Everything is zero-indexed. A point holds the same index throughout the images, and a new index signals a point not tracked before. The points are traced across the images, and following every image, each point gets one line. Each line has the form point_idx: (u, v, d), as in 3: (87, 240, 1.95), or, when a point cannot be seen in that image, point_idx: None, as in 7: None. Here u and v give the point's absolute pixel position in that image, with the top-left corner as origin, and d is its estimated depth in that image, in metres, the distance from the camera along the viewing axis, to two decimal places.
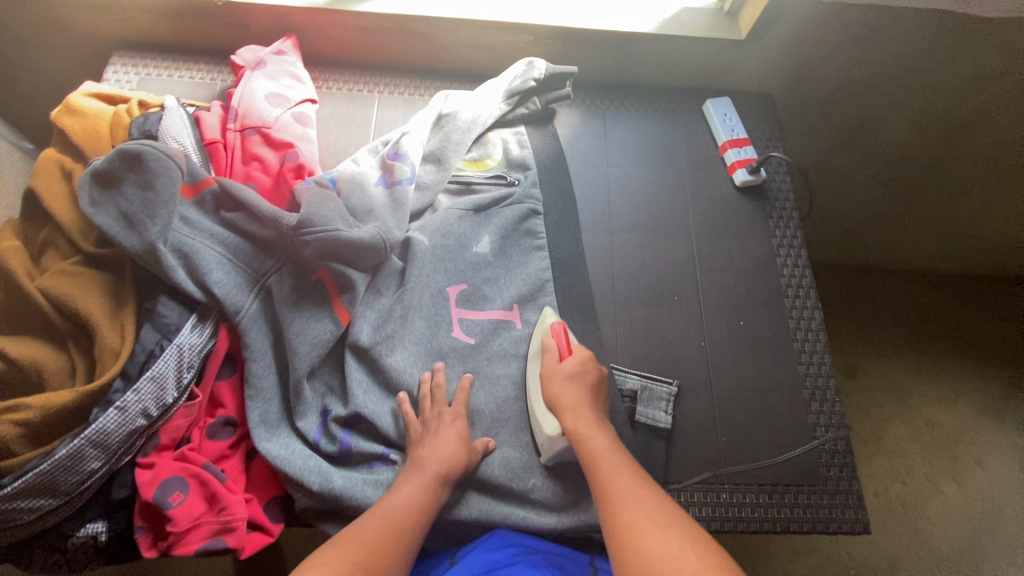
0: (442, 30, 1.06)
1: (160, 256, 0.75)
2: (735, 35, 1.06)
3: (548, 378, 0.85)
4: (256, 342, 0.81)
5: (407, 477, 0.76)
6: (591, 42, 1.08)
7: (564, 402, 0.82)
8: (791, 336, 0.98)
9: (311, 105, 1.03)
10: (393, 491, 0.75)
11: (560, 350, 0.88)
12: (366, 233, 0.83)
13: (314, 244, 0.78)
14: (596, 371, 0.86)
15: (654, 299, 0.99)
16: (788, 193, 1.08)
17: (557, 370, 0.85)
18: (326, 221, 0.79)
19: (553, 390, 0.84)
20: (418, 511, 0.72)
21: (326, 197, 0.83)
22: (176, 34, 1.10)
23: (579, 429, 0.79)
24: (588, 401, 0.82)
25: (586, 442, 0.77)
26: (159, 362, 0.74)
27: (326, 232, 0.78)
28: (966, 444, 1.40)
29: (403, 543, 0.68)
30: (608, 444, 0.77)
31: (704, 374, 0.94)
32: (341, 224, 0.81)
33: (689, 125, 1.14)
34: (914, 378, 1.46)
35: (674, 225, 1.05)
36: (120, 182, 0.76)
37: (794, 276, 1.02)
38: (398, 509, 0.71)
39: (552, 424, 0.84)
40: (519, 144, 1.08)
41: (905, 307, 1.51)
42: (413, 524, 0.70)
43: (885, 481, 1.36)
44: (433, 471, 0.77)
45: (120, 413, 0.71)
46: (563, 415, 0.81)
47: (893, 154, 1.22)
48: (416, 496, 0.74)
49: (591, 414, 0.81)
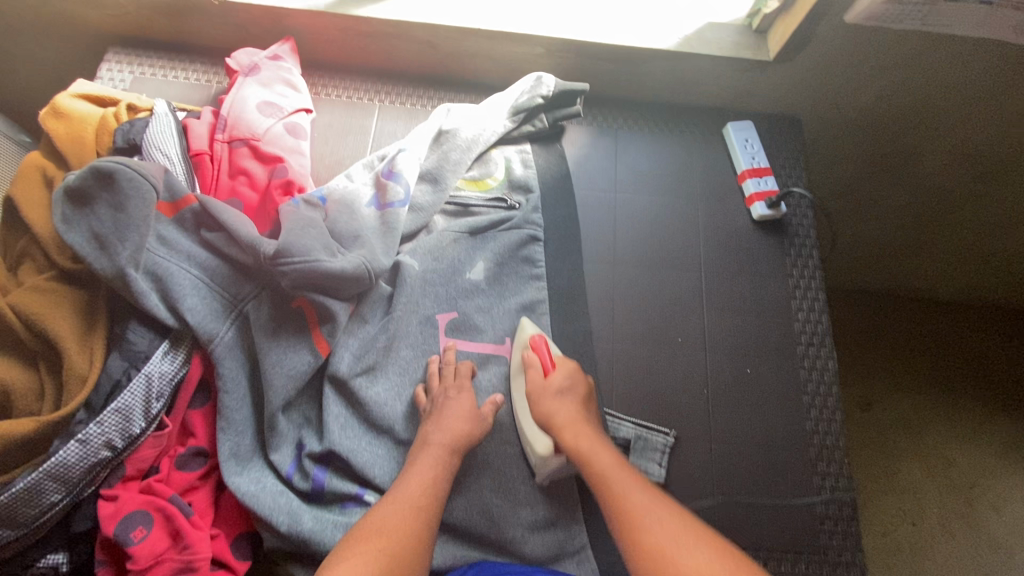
0: (447, 39, 0.99)
1: (130, 282, 0.71)
2: (764, 57, 0.97)
3: (537, 398, 0.81)
4: (230, 373, 0.77)
5: (418, 455, 0.75)
6: (606, 56, 1.01)
7: (561, 419, 0.78)
8: (800, 388, 0.91)
9: (306, 114, 0.98)
10: (407, 471, 0.73)
11: (544, 365, 0.84)
12: (349, 263, 0.78)
13: (294, 276, 0.74)
14: (584, 384, 0.83)
15: (656, 339, 0.93)
16: (809, 229, 1.00)
17: (546, 387, 0.82)
18: (305, 249, 0.74)
19: (545, 407, 0.80)
20: (433, 484, 0.71)
21: (308, 224, 0.79)
22: (172, 32, 1.05)
23: (580, 447, 0.75)
24: (584, 419, 0.79)
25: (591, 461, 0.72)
26: (125, 393, 0.71)
27: (306, 264, 0.73)
28: (984, 486, 1.28)
29: (424, 518, 0.67)
30: (611, 460, 0.73)
31: (703, 423, 0.88)
32: (323, 253, 0.76)
33: (707, 149, 1.06)
34: (932, 411, 1.34)
35: (683, 259, 0.98)
36: (92, 201, 0.71)
37: (809, 323, 0.95)
38: (413, 490, 0.70)
39: (542, 442, 0.81)
40: (523, 164, 1.03)
41: (927, 337, 1.40)
42: (431, 500, 0.69)
43: (893, 520, 1.25)
44: (445, 446, 0.76)
45: (81, 446, 0.68)
46: (559, 432, 0.77)
47: (929, 186, 1.14)
48: (432, 473, 0.72)
49: (588, 428, 0.77)
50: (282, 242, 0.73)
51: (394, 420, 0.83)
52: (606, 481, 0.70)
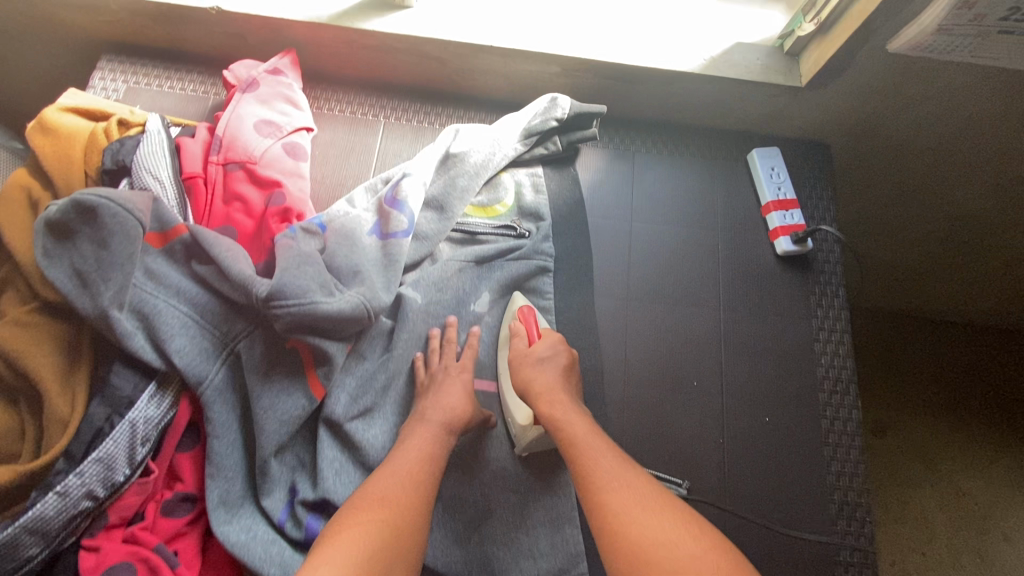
0: (458, 55, 0.94)
1: (113, 324, 0.67)
2: (794, 82, 0.91)
3: (519, 364, 0.79)
4: (220, 418, 0.73)
5: (413, 429, 0.74)
6: (625, 77, 0.95)
7: (539, 388, 0.75)
8: (822, 438, 0.86)
9: (307, 134, 0.93)
10: (399, 448, 0.71)
11: (529, 335, 0.83)
12: (347, 303, 0.73)
13: (288, 319, 0.69)
14: (567, 354, 0.80)
15: (670, 382, 0.88)
16: (835, 266, 0.95)
17: (527, 356, 0.79)
18: (300, 290, 0.70)
19: (523, 376, 0.77)
20: (430, 458, 0.70)
21: (304, 261, 0.74)
22: (170, 40, 1.00)
23: (555, 415, 0.71)
24: (563, 387, 0.76)
25: (564, 426, 0.70)
26: (107, 442, 0.67)
27: (300, 307, 0.69)
28: (1001, 518, 1.17)
29: (423, 490, 0.66)
30: (587, 429, 0.69)
31: (717, 475, 0.83)
32: (319, 293, 0.71)
33: (729, 176, 1.00)
34: (951, 438, 1.24)
35: (701, 295, 0.93)
36: (75, 235, 0.67)
37: (833, 368, 0.90)
38: (409, 464, 0.68)
39: (524, 412, 0.80)
40: (534, 190, 0.97)
41: (950, 364, 1.30)
42: (428, 475, 0.68)
43: (902, 550, 1.15)
44: (443, 425, 0.74)
45: (60, 498, 0.65)
46: (536, 399, 0.74)
47: (956, 214, 1.06)
48: (429, 448, 0.71)
49: (565, 396, 0.74)
50: (276, 282, 0.69)
51: None
52: (579, 448, 0.67)
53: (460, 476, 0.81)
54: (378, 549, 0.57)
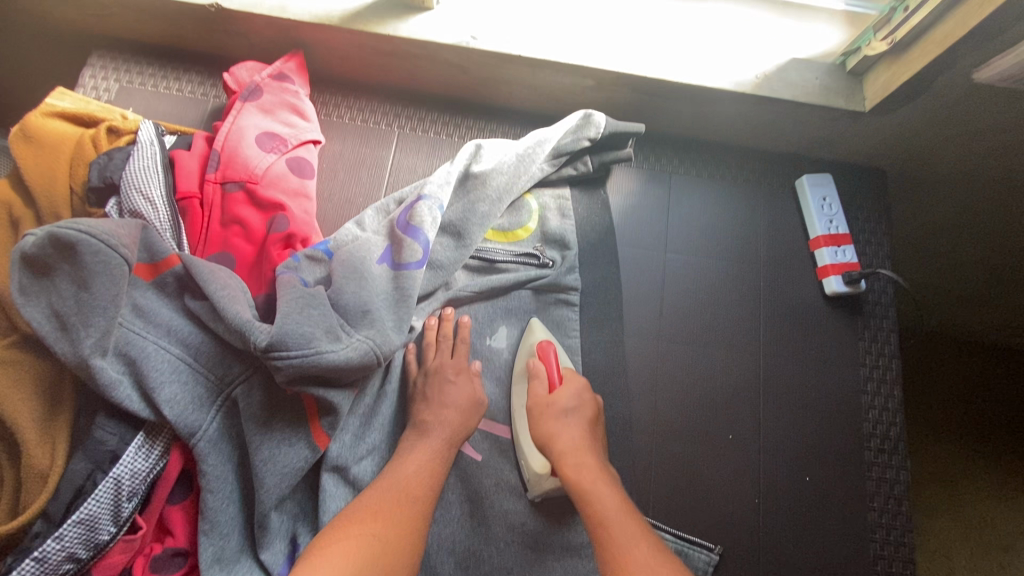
0: (483, 64, 0.85)
1: (95, 374, 0.60)
2: (858, 106, 0.81)
3: (538, 415, 0.72)
4: (215, 470, 0.67)
5: (414, 443, 0.69)
6: (665, 94, 0.86)
7: (564, 446, 0.69)
8: (866, 501, 0.79)
9: (314, 147, 0.86)
10: (399, 461, 0.67)
11: (550, 377, 0.75)
12: (355, 350, 0.66)
13: (290, 372, 0.62)
14: (593, 404, 0.74)
15: (703, 433, 0.81)
16: (887, 308, 0.87)
17: (549, 405, 0.72)
18: (304, 339, 0.63)
19: (546, 430, 0.71)
20: (434, 473, 0.66)
21: (308, 302, 0.66)
22: (168, 36, 0.92)
23: (583, 484, 0.64)
24: (591, 448, 0.69)
25: (592, 500, 0.62)
26: (89, 502, 0.61)
27: (304, 359, 0.62)
28: None
29: (422, 507, 0.62)
30: (618, 504, 0.62)
31: (752, 538, 0.77)
32: (324, 339, 0.64)
33: (773, 203, 0.92)
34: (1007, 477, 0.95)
35: (740, 337, 0.85)
36: (52, 271, 0.59)
37: (880, 424, 0.82)
38: (408, 481, 0.64)
39: (541, 461, 0.74)
40: (559, 213, 0.89)
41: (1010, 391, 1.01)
42: (428, 489, 0.65)
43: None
44: (444, 439, 0.71)
45: (38, 564, 0.59)
46: (561, 460, 0.68)
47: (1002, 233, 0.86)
48: (430, 466, 0.67)
49: (592, 461, 0.67)
50: (277, 331, 0.61)
51: None
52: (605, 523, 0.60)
53: (475, 530, 0.74)
54: (370, 567, 0.53)
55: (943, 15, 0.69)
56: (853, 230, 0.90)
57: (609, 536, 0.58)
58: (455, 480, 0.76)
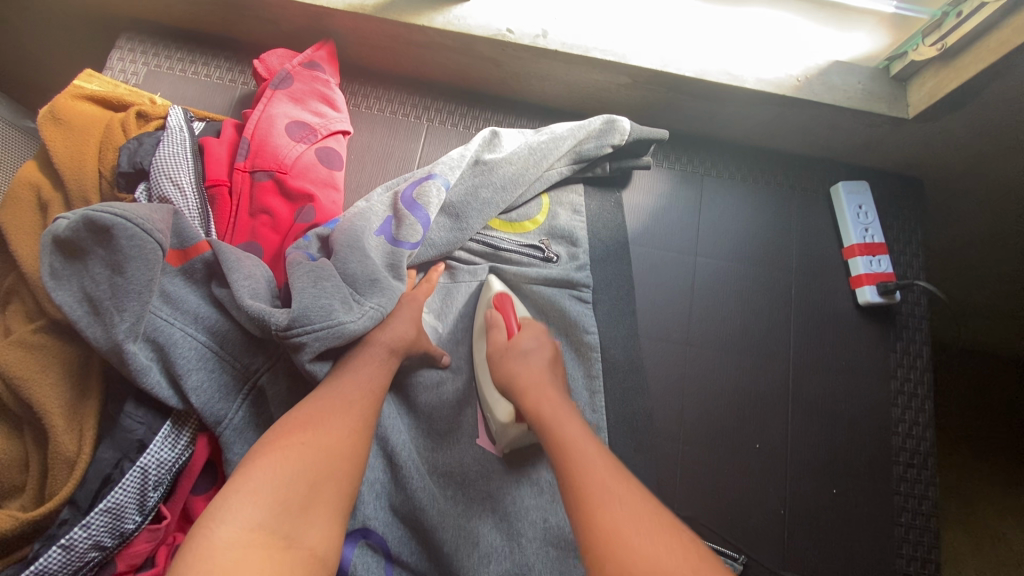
0: (517, 57, 0.83)
1: (127, 360, 0.60)
2: (901, 113, 0.79)
3: (500, 360, 0.70)
4: (240, 459, 0.66)
5: (355, 347, 0.66)
6: (704, 94, 0.84)
7: (524, 380, 0.66)
8: (894, 517, 0.78)
9: (342, 138, 0.84)
10: (341, 367, 0.63)
11: (508, 327, 0.73)
12: (370, 318, 0.65)
13: (315, 347, 0.61)
14: (552, 347, 0.72)
15: (728, 442, 0.79)
16: (921, 320, 0.85)
17: (509, 349, 0.70)
18: (325, 312, 0.62)
19: (506, 370, 0.68)
20: (377, 376, 0.64)
21: (319, 275, 0.65)
22: (198, 22, 0.91)
23: (542, 415, 0.61)
24: (551, 382, 0.66)
25: (552, 426, 0.59)
26: (117, 491, 0.60)
27: (328, 331, 0.61)
28: None
29: (367, 410, 0.60)
30: (578, 428, 0.59)
31: (778, 551, 0.75)
32: (341, 308, 0.63)
33: (808, 208, 0.90)
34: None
35: (769, 346, 0.84)
36: (86, 256, 0.59)
37: (911, 438, 0.81)
38: (350, 385, 0.61)
39: (505, 409, 0.72)
40: (571, 210, 0.88)
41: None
42: (371, 395, 0.61)
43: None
44: (384, 347, 0.67)
45: (65, 552, 0.59)
46: (520, 395, 0.65)
47: None
48: (377, 370, 0.64)
49: (552, 391, 0.65)
50: (297, 310, 0.60)
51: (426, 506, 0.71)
52: (562, 445, 0.57)
53: (493, 531, 0.72)
54: (304, 474, 0.50)
55: (997, 23, 0.68)
56: (889, 239, 0.88)
57: (567, 459, 0.55)
58: (475, 476, 0.74)
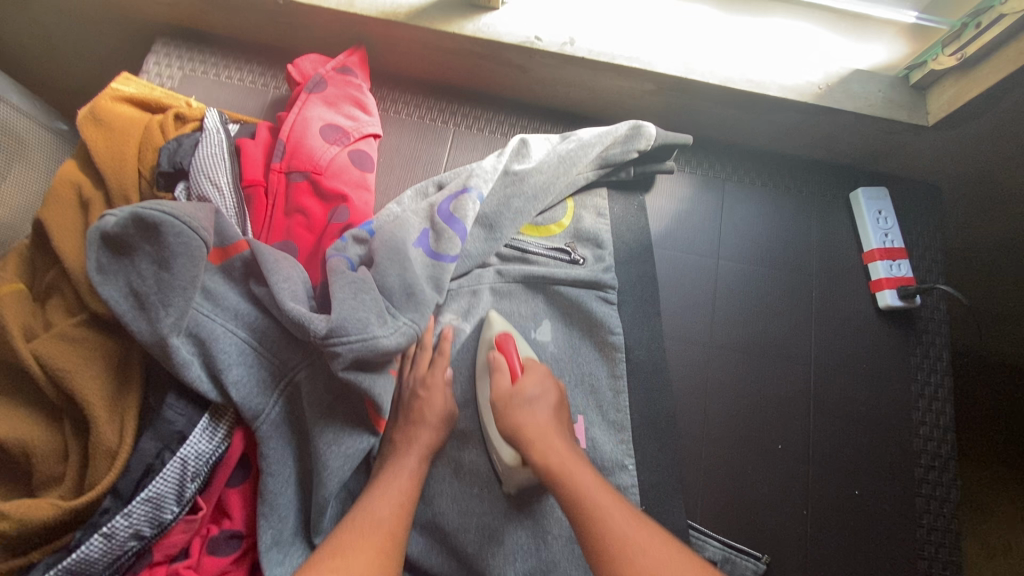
0: (544, 64, 0.86)
1: (170, 353, 0.61)
2: (920, 120, 0.81)
3: (503, 407, 0.67)
4: (275, 454, 0.68)
5: (388, 463, 0.68)
6: (726, 101, 0.86)
7: (532, 431, 0.63)
8: (916, 519, 0.79)
9: (374, 141, 0.86)
10: (372, 488, 0.64)
11: (512, 369, 0.71)
12: (402, 334, 0.66)
13: (349, 358, 0.62)
14: (556, 389, 0.70)
15: (750, 442, 0.80)
16: (941, 325, 0.86)
17: (514, 394, 0.67)
18: (361, 324, 0.63)
19: (511, 421, 0.65)
20: (407, 494, 0.64)
21: (360, 287, 0.66)
22: (231, 27, 0.93)
23: (555, 470, 0.58)
24: (557, 430, 0.64)
25: (566, 478, 0.57)
26: (158, 481, 0.62)
27: (363, 344, 0.62)
28: None
29: (396, 528, 0.60)
30: (593, 480, 0.57)
31: (800, 552, 0.76)
32: (377, 326, 0.65)
33: (827, 214, 0.91)
34: None
35: (790, 348, 0.85)
36: (133, 251, 0.60)
37: (932, 441, 0.82)
38: (381, 504, 0.62)
39: (508, 450, 0.71)
40: (595, 213, 0.89)
41: None
42: (401, 514, 0.62)
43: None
44: (417, 446, 0.69)
45: (106, 540, 0.60)
46: (527, 448, 0.62)
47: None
48: (406, 481, 0.66)
49: (561, 441, 0.62)
50: (336, 320, 0.61)
51: (448, 505, 0.73)
52: (579, 500, 0.54)
53: (522, 526, 0.73)
54: None
55: (1017, 32, 0.69)
56: (908, 243, 0.89)
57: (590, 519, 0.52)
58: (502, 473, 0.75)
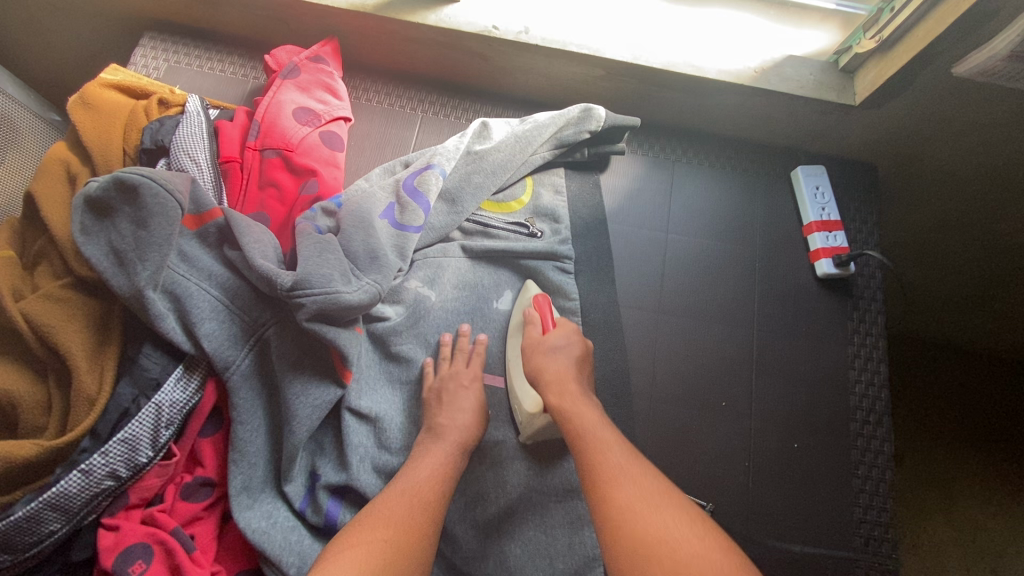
0: (502, 52, 0.92)
1: (147, 304, 0.67)
2: (849, 100, 0.88)
3: (531, 352, 0.75)
4: (245, 404, 0.73)
5: (427, 449, 0.70)
6: (672, 86, 0.93)
7: (552, 374, 0.71)
8: (852, 469, 0.84)
9: (344, 123, 0.92)
10: (411, 467, 0.67)
11: (544, 323, 0.79)
12: (365, 292, 0.72)
13: (313, 308, 0.67)
14: (583, 346, 0.76)
15: (696, 399, 0.85)
16: (876, 291, 0.92)
17: (541, 343, 0.75)
18: (324, 279, 0.68)
19: (535, 363, 0.73)
20: (443, 476, 0.66)
21: (325, 247, 0.72)
22: (214, 21, 1.00)
23: (564, 407, 0.67)
24: (575, 377, 0.71)
25: (573, 416, 0.66)
26: (133, 423, 0.67)
27: (326, 296, 0.68)
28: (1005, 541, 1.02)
29: (434, 511, 0.61)
30: (597, 422, 0.65)
31: (743, 501, 0.81)
32: (341, 282, 0.70)
33: (771, 191, 0.98)
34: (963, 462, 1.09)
35: (735, 313, 0.90)
36: (114, 213, 0.66)
37: (867, 398, 0.87)
38: (420, 483, 0.64)
39: (531, 400, 0.77)
40: (553, 190, 0.96)
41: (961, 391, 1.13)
42: (439, 495, 0.64)
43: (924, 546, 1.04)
44: (455, 442, 0.71)
45: (83, 477, 0.65)
46: (546, 390, 0.70)
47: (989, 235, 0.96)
48: (439, 466, 0.68)
49: (575, 386, 0.70)
50: (301, 273, 0.67)
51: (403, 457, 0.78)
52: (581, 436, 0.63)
53: (481, 474, 0.78)
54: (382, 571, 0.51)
55: (923, 15, 0.76)
56: (846, 217, 0.95)
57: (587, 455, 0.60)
58: None
